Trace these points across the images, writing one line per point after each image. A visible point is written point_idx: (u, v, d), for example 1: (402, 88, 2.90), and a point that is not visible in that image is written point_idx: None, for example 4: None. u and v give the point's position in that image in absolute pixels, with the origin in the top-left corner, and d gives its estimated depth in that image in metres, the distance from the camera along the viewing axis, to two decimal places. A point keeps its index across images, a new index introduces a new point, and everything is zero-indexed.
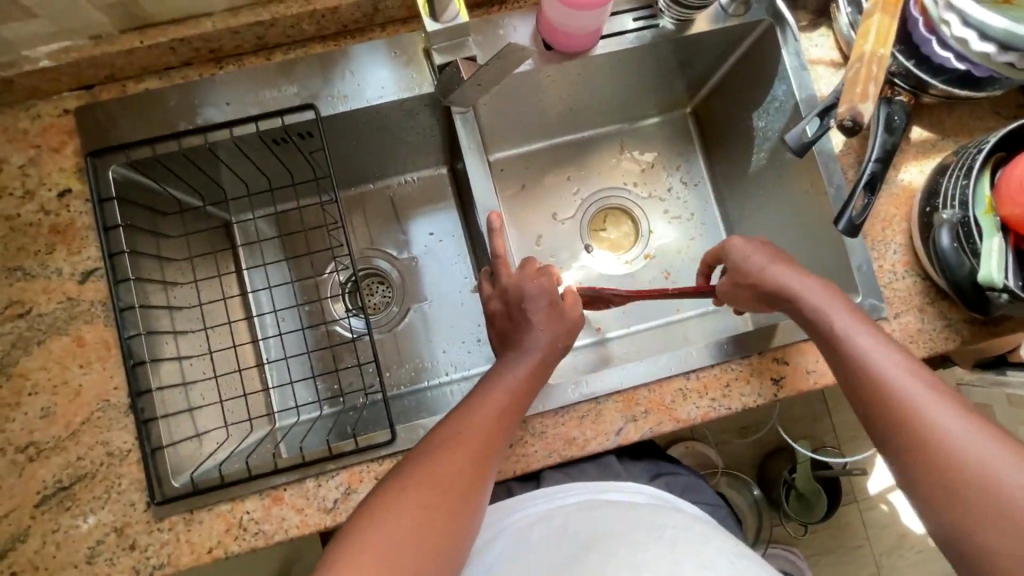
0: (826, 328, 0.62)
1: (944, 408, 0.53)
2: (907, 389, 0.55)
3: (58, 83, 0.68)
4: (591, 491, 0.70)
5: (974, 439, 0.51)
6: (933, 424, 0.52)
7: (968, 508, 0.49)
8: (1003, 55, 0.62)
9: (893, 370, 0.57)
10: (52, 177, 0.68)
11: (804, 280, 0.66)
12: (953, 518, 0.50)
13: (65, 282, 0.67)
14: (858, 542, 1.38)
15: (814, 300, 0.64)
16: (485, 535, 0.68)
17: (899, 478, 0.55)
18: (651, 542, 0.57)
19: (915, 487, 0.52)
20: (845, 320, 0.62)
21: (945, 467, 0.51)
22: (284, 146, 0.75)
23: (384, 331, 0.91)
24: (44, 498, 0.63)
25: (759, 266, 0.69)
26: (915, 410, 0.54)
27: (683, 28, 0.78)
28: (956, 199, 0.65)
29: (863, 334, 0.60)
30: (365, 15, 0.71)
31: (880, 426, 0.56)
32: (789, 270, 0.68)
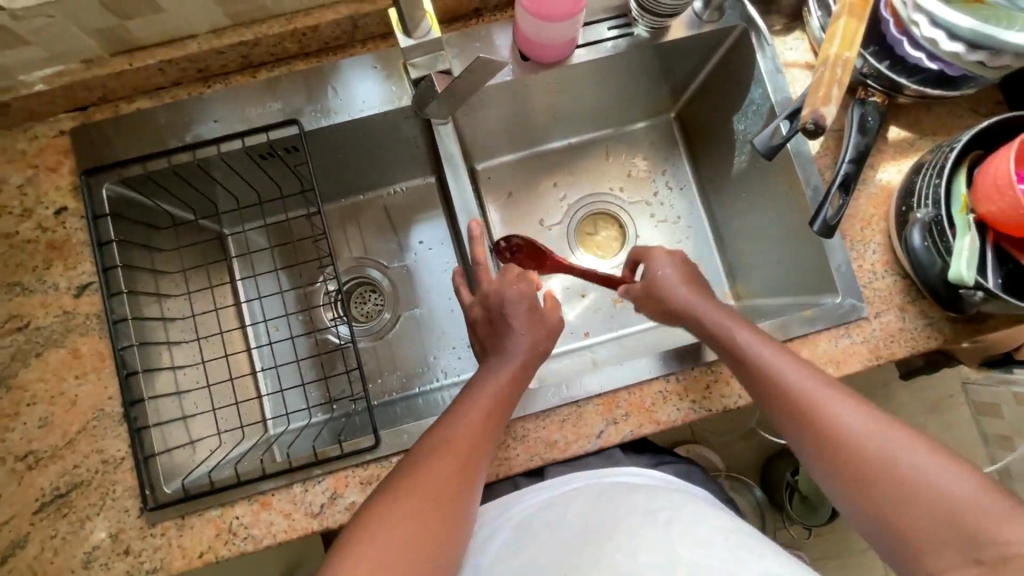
0: (728, 344, 0.66)
1: (846, 408, 0.58)
2: (813, 395, 0.59)
3: (54, 105, 0.71)
4: (590, 478, 0.70)
5: (875, 434, 0.56)
6: (839, 426, 0.57)
7: (885, 499, 0.53)
8: (972, 54, 0.62)
9: (796, 378, 0.61)
10: (49, 196, 0.71)
11: (704, 301, 0.71)
12: (875, 509, 0.54)
13: (61, 296, 0.69)
14: (864, 545, 1.37)
15: (718, 318, 0.69)
16: (490, 525, 0.69)
17: (822, 478, 0.59)
18: (647, 526, 0.57)
19: (837, 484, 0.57)
20: (747, 335, 0.66)
21: (859, 463, 0.55)
22: (272, 160, 0.77)
23: (375, 338, 0.92)
24: (42, 505, 0.65)
25: (673, 285, 0.74)
26: (824, 414, 0.58)
27: (658, 35, 0.79)
28: (929, 198, 0.66)
29: (765, 347, 0.64)
30: (346, 32, 0.73)
31: (797, 432, 0.60)
32: (696, 292, 0.73)
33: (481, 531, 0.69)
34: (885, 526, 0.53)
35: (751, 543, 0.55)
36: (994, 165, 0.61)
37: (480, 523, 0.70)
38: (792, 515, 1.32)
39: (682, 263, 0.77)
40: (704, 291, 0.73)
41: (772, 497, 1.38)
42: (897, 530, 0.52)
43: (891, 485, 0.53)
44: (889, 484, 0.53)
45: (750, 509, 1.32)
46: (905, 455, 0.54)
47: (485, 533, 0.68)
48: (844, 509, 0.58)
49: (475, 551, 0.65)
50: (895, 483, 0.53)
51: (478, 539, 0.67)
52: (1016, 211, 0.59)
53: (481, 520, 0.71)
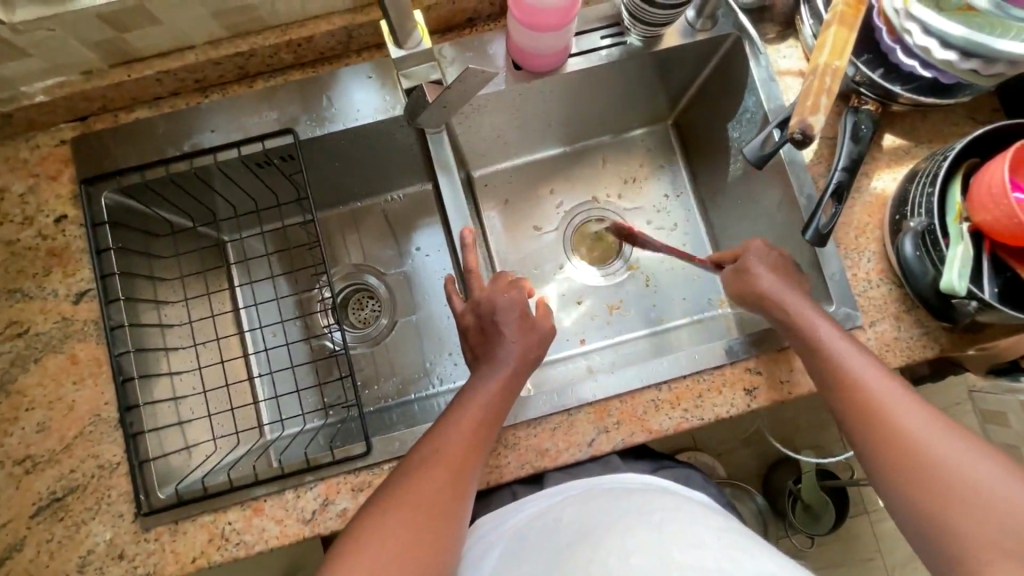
0: (804, 334, 0.65)
1: (915, 409, 0.58)
2: (884, 391, 0.59)
3: (55, 115, 0.72)
4: (587, 485, 0.70)
5: (942, 436, 0.56)
6: (907, 423, 0.57)
7: (944, 499, 0.53)
8: (965, 62, 0.61)
9: (870, 374, 0.61)
10: (50, 204, 0.72)
11: (787, 288, 0.69)
12: (931, 509, 0.54)
13: (60, 303, 0.70)
14: (869, 555, 1.35)
15: (800, 307, 0.66)
16: (487, 537, 0.69)
17: (875, 476, 0.58)
18: (640, 527, 0.57)
19: (895, 485, 0.56)
20: (827, 329, 0.64)
21: (919, 463, 0.55)
22: (268, 169, 0.78)
23: (373, 344, 0.93)
24: (39, 509, 0.66)
25: (753, 271, 0.72)
26: (892, 411, 0.58)
27: (651, 43, 0.80)
28: (922, 207, 0.66)
29: (840, 341, 0.63)
30: (341, 42, 0.74)
31: (859, 428, 0.60)
32: (780, 279, 0.70)
33: (478, 543, 0.68)
34: (937, 528, 0.53)
35: (744, 542, 0.56)
36: (990, 174, 0.61)
37: (478, 537, 0.70)
38: (795, 524, 1.30)
39: (775, 255, 0.73)
40: (785, 278, 0.70)
41: (775, 505, 1.36)
42: (951, 532, 0.52)
43: (951, 487, 0.53)
44: (952, 486, 0.53)
45: (752, 517, 1.30)
46: (971, 458, 0.54)
47: (483, 546, 0.67)
48: (892, 509, 0.57)
49: (474, 563, 0.65)
50: (955, 485, 0.53)
51: (476, 552, 0.67)
52: (1010, 219, 0.59)
53: (479, 532, 0.71)
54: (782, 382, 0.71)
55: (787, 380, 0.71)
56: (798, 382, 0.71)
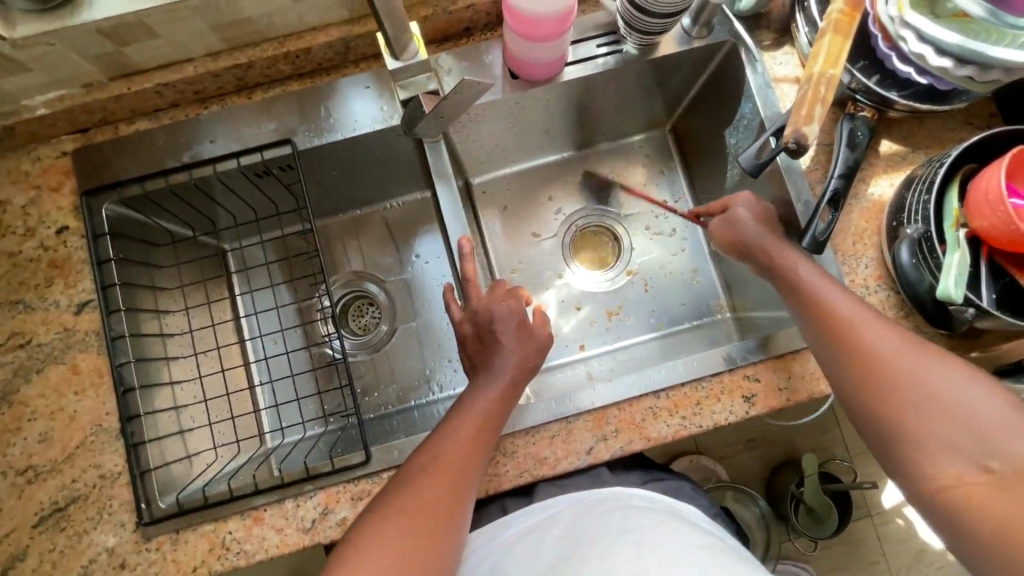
0: (783, 271, 0.68)
1: (884, 330, 0.61)
2: (854, 314, 0.62)
3: (56, 128, 0.73)
4: (575, 498, 0.70)
5: (907, 352, 0.58)
6: (877, 343, 0.60)
7: (906, 411, 0.56)
8: (960, 69, 0.62)
9: (842, 300, 0.63)
10: (51, 216, 0.73)
11: (768, 231, 0.71)
12: (894, 421, 0.57)
13: (62, 313, 0.71)
14: (873, 559, 1.34)
15: (779, 248, 0.70)
16: (477, 550, 0.68)
17: (844, 395, 0.61)
18: (623, 547, 0.60)
19: (863, 405, 0.59)
20: (804, 264, 0.67)
21: (886, 380, 0.58)
22: (267, 179, 0.78)
23: (372, 351, 0.93)
24: (42, 519, 0.67)
25: (734, 217, 0.74)
26: (862, 333, 0.61)
27: (648, 51, 0.80)
28: (919, 214, 0.66)
29: (817, 276, 0.66)
30: (338, 53, 0.75)
31: (829, 351, 0.62)
32: (762, 222, 0.73)
33: (468, 557, 0.68)
34: (900, 438, 0.56)
35: (718, 557, 0.59)
36: (986, 180, 0.61)
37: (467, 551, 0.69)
38: (797, 527, 1.30)
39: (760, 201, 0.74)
40: (768, 221, 0.73)
41: (778, 509, 1.36)
42: (913, 441, 0.56)
43: (913, 399, 0.56)
44: (914, 398, 0.56)
45: (753, 521, 1.30)
46: (935, 372, 0.57)
47: (473, 560, 0.67)
48: (859, 425, 0.60)
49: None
50: (919, 397, 0.56)
51: (466, 565, 0.67)
52: (1008, 226, 0.59)
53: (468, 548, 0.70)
54: (780, 389, 0.71)
55: (785, 387, 0.71)
56: (796, 389, 0.71)
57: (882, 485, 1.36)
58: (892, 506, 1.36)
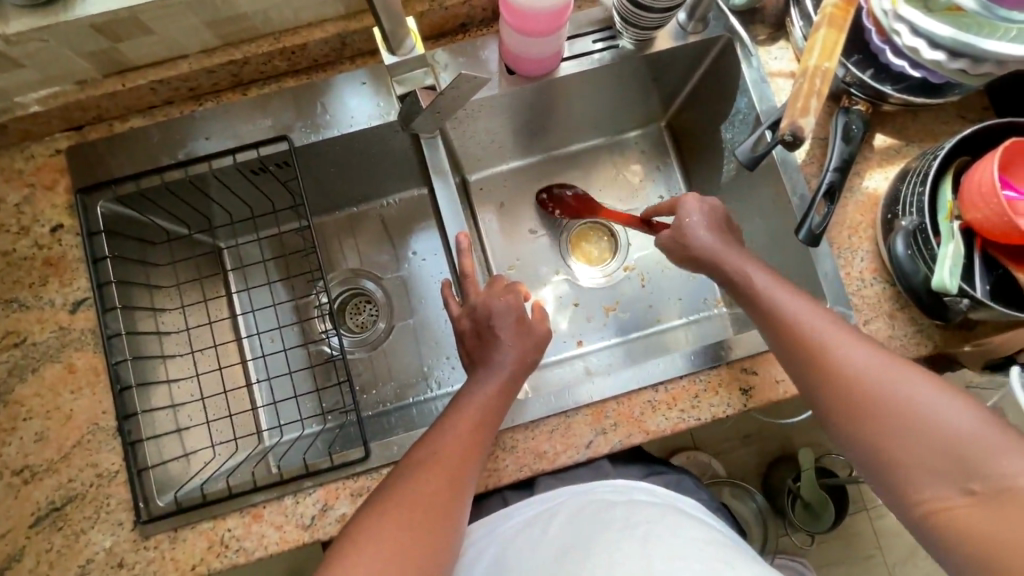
0: (747, 289, 0.67)
1: (856, 347, 0.59)
2: (825, 334, 0.61)
3: (49, 125, 0.72)
4: (577, 490, 0.70)
5: (883, 371, 0.57)
6: (850, 362, 0.58)
7: (886, 435, 0.55)
8: (953, 62, 0.62)
9: (811, 318, 0.62)
10: (45, 214, 0.72)
11: (724, 245, 0.70)
12: (875, 446, 0.56)
13: (57, 312, 0.70)
14: (869, 552, 1.35)
15: (736, 263, 0.68)
16: (478, 541, 0.69)
17: (823, 417, 0.60)
18: (626, 544, 0.59)
19: (842, 428, 0.58)
20: (766, 280, 0.66)
21: (862, 403, 0.57)
22: (263, 176, 0.78)
23: (369, 348, 0.93)
24: (39, 519, 0.66)
25: (689, 231, 0.72)
26: (835, 353, 0.59)
27: (643, 47, 0.80)
28: (913, 206, 0.66)
29: (782, 291, 0.64)
30: (334, 49, 0.75)
31: (804, 373, 0.61)
32: (718, 234, 0.71)
33: (469, 547, 0.69)
34: (884, 462, 0.56)
35: (725, 552, 0.58)
36: (979, 173, 0.61)
37: (468, 542, 0.70)
38: (795, 522, 1.31)
39: (710, 209, 0.73)
40: (722, 233, 0.72)
41: (775, 504, 1.36)
42: (896, 464, 0.55)
43: (893, 422, 0.55)
44: (893, 421, 0.55)
45: (751, 516, 1.31)
46: (911, 390, 0.55)
47: (474, 551, 0.68)
48: (842, 446, 0.60)
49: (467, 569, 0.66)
50: (898, 420, 0.55)
51: (467, 557, 0.68)
52: (1001, 218, 0.59)
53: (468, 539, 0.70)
54: (777, 381, 0.71)
55: (782, 379, 0.71)
56: (793, 381, 0.71)
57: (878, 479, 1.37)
58: (889, 499, 1.36)
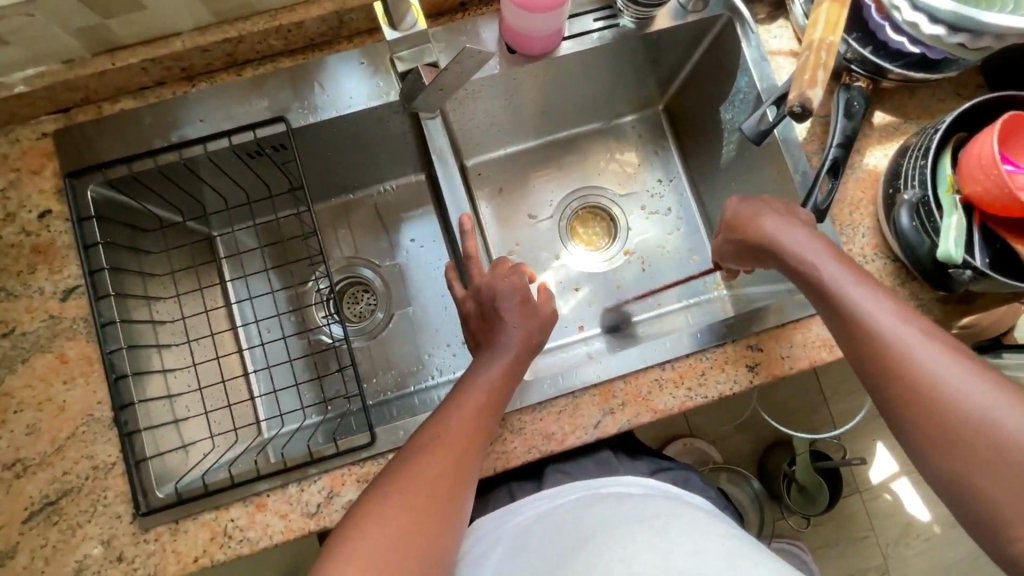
0: (815, 281, 0.62)
1: (942, 358, 0.53)
2: (905, 341, 0.55)
3: (35, 107, 0.70)
4: (588, 488, 0.69)
5: (971, 388, 0.51)
6: (933, 376, 0.53)
7: (966, 460, 0.50)
8: (953, 36, 0.63)
9: (889, 321, 0.57)
10: (32, 200, 0.70)
11: (790, 228, 0.66)
12: (950, 470, 0.51)
13: (47, 301, 0.68)
14: (863, 533, 1.37)
15: (803, 251, 0.64)
16: (486, 537, 0.67)
17: (897, 431, 0.55)
18: (640, 532, 0.56)
19: (922, 446, 0.53)
20: (838, 274, 0.61)
21: (941, 422, 0.51)
22: (259, 159, 0.76)
23: (368, 337, 0.92)
24: (32, 514, 0.64)
25: (751, 213, 0.69)
26: (913, 362, 0.54)
27: (644, 26, 0.80)
28: (916, 179, 0.67)
29: (859, 292, 0.59)
30: (331, 28, 0.73)
31: (876, 380, 0.56)
32: (784, 215, 0.67)
33: (477, 542, 0.66)
34: (964, 490, 0.50)
35: (747, 550, 0.54)
36: (977, 148, 0.62)
37: (475, 537, 0.67)
38: (791, 505, 1.32)
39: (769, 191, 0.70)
40: (788, 216, 0.67)
41: (770, 488, 1.37)
42: (976, 496, 0.49)
43: (977, 446, 0.49)
44: (976, 446, 0.49)
45: (747, 500, 1.32)
46: (1005, 413, 0.49)
47: (481, 545, 0.66)
48: (917, 466, 0.54)
49: (472, 563, 0.63)
50: (983, 445, 0.49)
51: (474, 551, 0.65)
52: (1001, 189, 0.60)
53: (476, 534, 0.68)
54: (783, 358, 0.71)
55: (787, 356, 0.72)
56: (798, 358, 0.71)
57: (871, 461, 1.39)
58: (881, 480, 1.38)
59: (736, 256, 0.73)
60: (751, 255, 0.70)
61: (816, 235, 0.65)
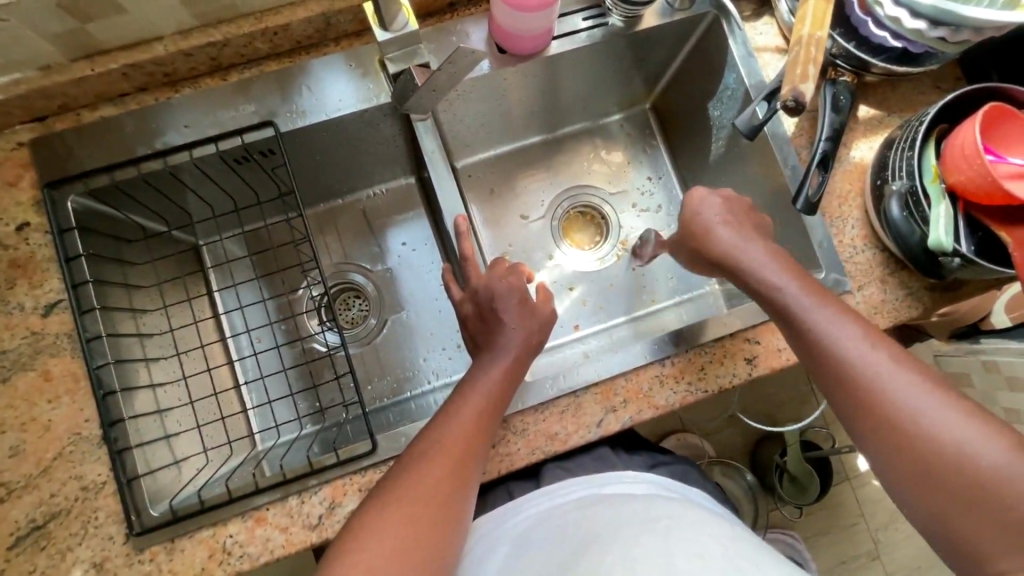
0: (777, 302, 0.64)
1: (912, 385, 0.55)
2: (868, 363, 0.57)
3: (10, 116, 0.67)
4: (590, 486, 0.68)
5: (942, 416, 0.53)
6: (904, 404, 0.54)
7: (941, 489, 0.52)
8: (934, 30, 0.64)
9: (856, 346, 0.58)
10: (10, 212, 0.67)
11: (746, 246, 0.69)
12: (915, 491, 0.53)
13: (28, 317, 0.66)
14: (852, 520, 1.39)
15: (764, 271, 0.66)
16: (487, 538, 0.66)
17: (868, 455, 0.57)
18: (645, 533, 0.55)
19: (891, 469, 0.55)
20: (797, 294, 0.63)
21: (914, 449, 0.53)
22: (247, 165, 0.75)
23: (362, 344, 0.90)
24: (18, 540, 0.61)
25: (706, 227, 0.71)
26: (878, 386, 0.56)
27: (632, 24, 0.80)
28: (903, 170, 0.68)
29: (822, 313, 0.61)
30: (318, 30, 0.72)
31: (846, 406, 0.58)
32: (740, 232, 0.70)
33: (478, 543, 0.65)
34: (931, 512, 0.53)
35: (750, 552, 0.53)
36: (961, 138, 0.64)
37: (477, 538, 0.66)
38: (784, 496, 1.33)
39: (725, 201, 0.72)
40: (744, 234, 0.70)
41: (762, 479, 1.38)
42: (945, 518, 0.52)
43: (946, 474, 0.51)
44: (951, 476, 0.51)
45: (742, 492, 1.32)
46: (978, 444, 0.51)
47: (483, 545, 0.65)
48: (889, 489, 0.57)
49: (473, 564, 0.62)
50: (953, 474, 0.51)
51: (475, 552, 0.64)
52: (985, 179, 0.62)
53: (476, 534, 0.68)
54: (779, 350, 0.72)
55: (783, 348, 0.72)
56: (794, 349, 0.72)
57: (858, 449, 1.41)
58: (868, 468, 1.41)
59: (700, 269, 0.75)
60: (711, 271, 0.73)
61: (774, 253, 0.68)
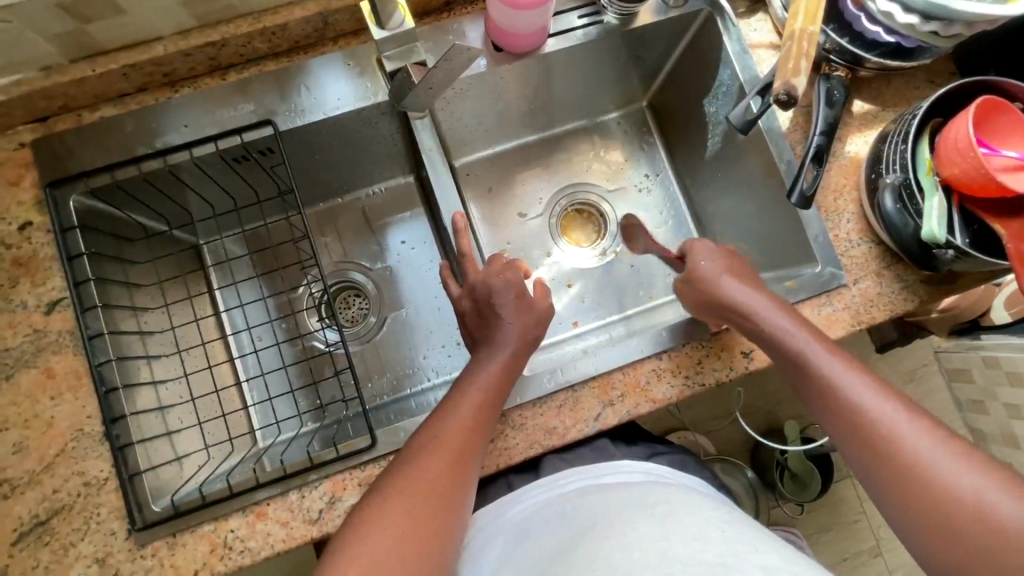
0: (788, 349, 0.65)
1: (922, 432, 0.56)
2: (879, 408, 0.58)
3: (11, 117, 0.68)
4: (589, 477, 0.68)
5: (949, 461, 0.54)
6: (920, 452, 0.55)
7: (951, 531, 0.52)
8: (926, 24, 0.65)
9: (865, 391, 0.60)
10: (11, 212, 0.68)
11: (755, 296, 0.68)
12: (928, 534, 0.53)
13: (31, 314, 0.66)
14: (854, 516, 1.39)
15: (776, 319, 0.66)
16: (486, 530, 0.66)
17: (879, 499, 0.57)
18: (641, 519, 0.55)
19: (902, 511, 0.55)
20: (807, 342, 0.64)
21: (927, 493, 0.54)
22: (246, 163, 0.76)
23: (362, 342, 0.91)
24: (21, 535, 0.62)
25: (712, 278, 0.72)
26: (890, 431, 0.57)
27: (627, 22, 0.81)
28: (897, 163, 0.69)
29: (832, 361, 0.62)
30: (316, 29, 0.73)
31: (856, 449, 0.59)
32: (746, 285, 0.70)
33: (478, 536, 0.65)
34: (942, 553, 0.53)
35: (744, 533, 0.54)
36: (955, 131, 0.64)
37: (476, 531, 0.67)
38: (786, 494, 1.32)
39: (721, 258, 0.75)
40: (749, 285, 0.70)
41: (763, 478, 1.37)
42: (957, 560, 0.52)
43: (958, 517, 0.52)
44: (965, 519, 0.52)
45: (742, 490, 1.31)
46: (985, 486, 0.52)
47: (482, 538, 0.65)
48: (898, 533, 0.57)
49: (472, 558, 0.62)
50: (964, 516, 0.52)
51: (475, 546, 0.64)
52: (977, 171, 0.62)
53: (475, 527, 0.68)
54: None
55: None
56: None
57: None
58: None
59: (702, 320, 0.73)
60: (716, 321, 0.71)
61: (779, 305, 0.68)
